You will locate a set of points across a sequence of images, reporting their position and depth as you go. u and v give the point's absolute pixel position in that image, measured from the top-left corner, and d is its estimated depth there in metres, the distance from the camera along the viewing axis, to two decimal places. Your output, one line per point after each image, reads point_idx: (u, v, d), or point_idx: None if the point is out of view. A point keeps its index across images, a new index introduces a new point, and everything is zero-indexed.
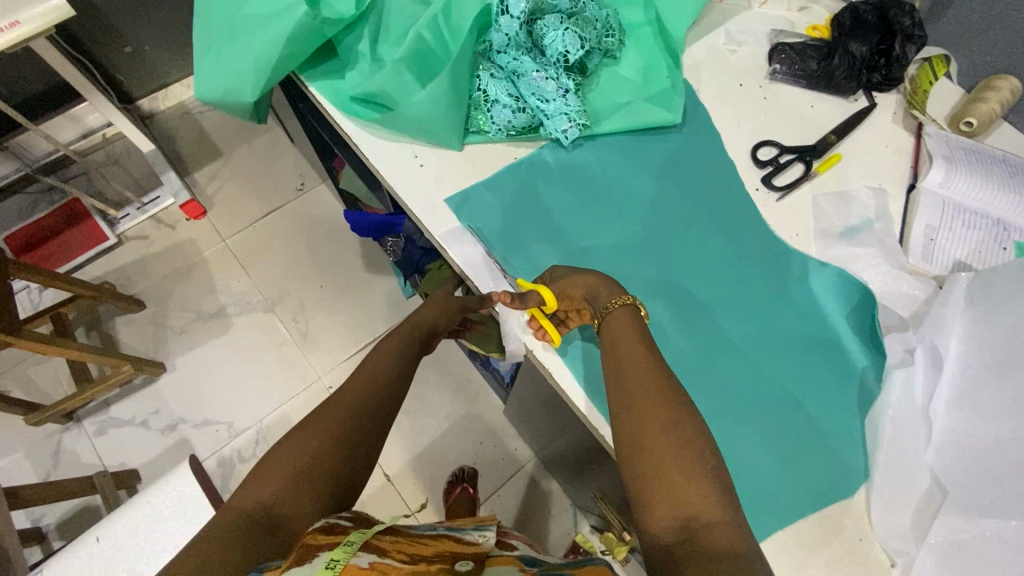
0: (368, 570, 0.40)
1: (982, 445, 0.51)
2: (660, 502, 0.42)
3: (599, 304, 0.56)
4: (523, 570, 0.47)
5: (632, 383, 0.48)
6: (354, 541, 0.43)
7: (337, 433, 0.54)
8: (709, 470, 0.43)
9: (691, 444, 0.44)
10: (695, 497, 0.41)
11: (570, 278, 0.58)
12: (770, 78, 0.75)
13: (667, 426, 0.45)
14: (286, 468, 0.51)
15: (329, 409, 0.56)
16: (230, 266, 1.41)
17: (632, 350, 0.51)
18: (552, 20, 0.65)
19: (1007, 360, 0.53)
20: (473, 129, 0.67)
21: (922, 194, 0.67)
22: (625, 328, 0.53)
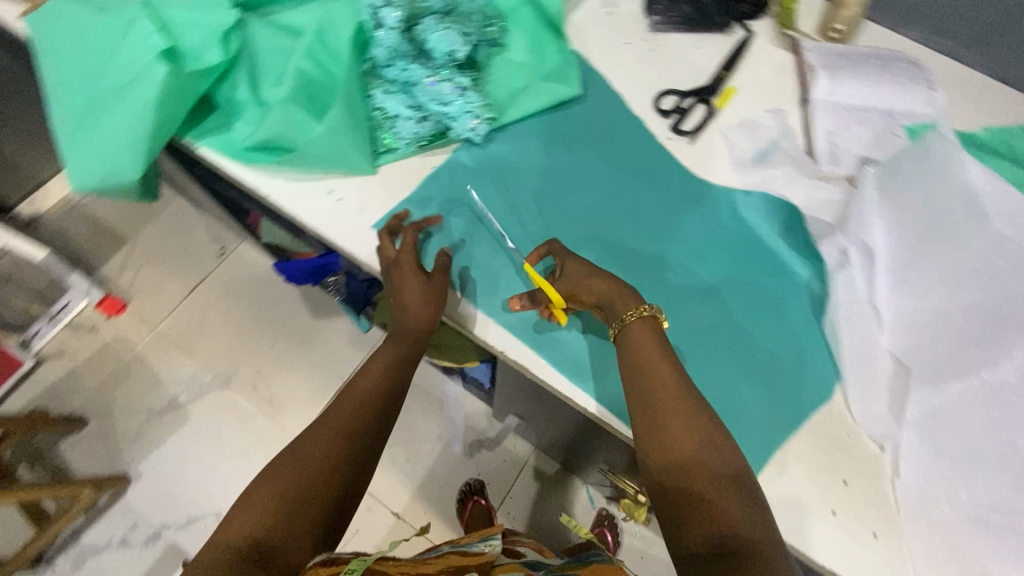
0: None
1: (928, 319, 0.55)
2: (697, 512, 0.45)
3: (616, 315, 0.55)
4: None
5: (660, 405, 0.50)
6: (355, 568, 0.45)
7: (329, 456, 0.52)
8: (739, 481, 0.46)
9: (723, 457, 0.47)
10: (730, 508, 0.45)
11: (582, 279, 0.57)
12: (653, 30, 0.78)
13: (698, 442, 0.48)
14: (277, 496, 0.48)
15: (318, 434, 0.53)
16: (170, 353, 1.33)
17: (657, 370, 0.51)
18: (430, 22, 0.64)
19: (928, 234, 0.57)
20: (382, 149, 0.65)
21: (817, 105, 0.71)
22: (646, 340, 0.53)
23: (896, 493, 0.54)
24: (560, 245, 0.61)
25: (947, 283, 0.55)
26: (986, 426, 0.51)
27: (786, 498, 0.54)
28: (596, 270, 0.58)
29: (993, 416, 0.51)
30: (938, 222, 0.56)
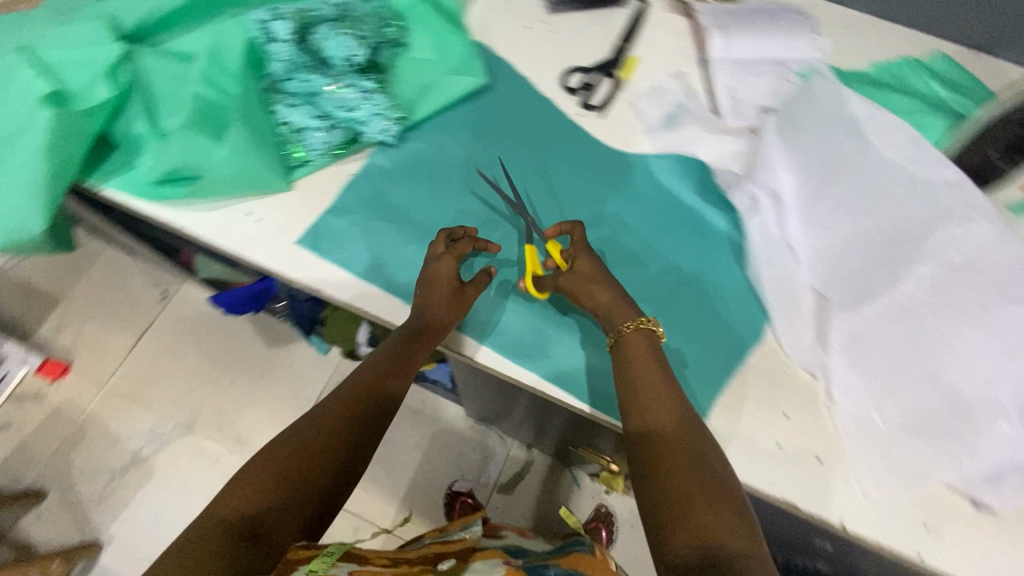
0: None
1: (840, 249, 0.58)
2: (682, 528, 0.42)
3: (613, 325, 0.54)
4: (506, 561, 0.55)
5: (649, 413, 0.49)
6: (332, 552, 0.49)
7: (327, 442, 0.51)
8: (733, 502, 0.44)
9: (715, 474, 0.46)
10: (719, 525, 0.42)
11: (589, 281, 0.56)
12: (553, 12, 0.79)
13: (690, 458, 0.46)
14: (272, 477, 0.48)
15: (320, 419, 0.52)
16: (127, 406, 1.31)
17: (652, 380, 0.51)
18: (325, 31, 0.64)
19: (831, 168, 0.59)
20: (296, 163, 0.65)
21: (716, 63, 0.74)
22: (640, 349, 0.53)
23: (833, 416, 0.57)
24: (583, 233, 0.60)
25: (852, 212, 0.57)
26: (905, 340, 0.54)
27: (733, 439, 0.56)
28: (605, 277, 0.57)
29: (905, 329, 0.54)
30: (836, 157, 0.59)
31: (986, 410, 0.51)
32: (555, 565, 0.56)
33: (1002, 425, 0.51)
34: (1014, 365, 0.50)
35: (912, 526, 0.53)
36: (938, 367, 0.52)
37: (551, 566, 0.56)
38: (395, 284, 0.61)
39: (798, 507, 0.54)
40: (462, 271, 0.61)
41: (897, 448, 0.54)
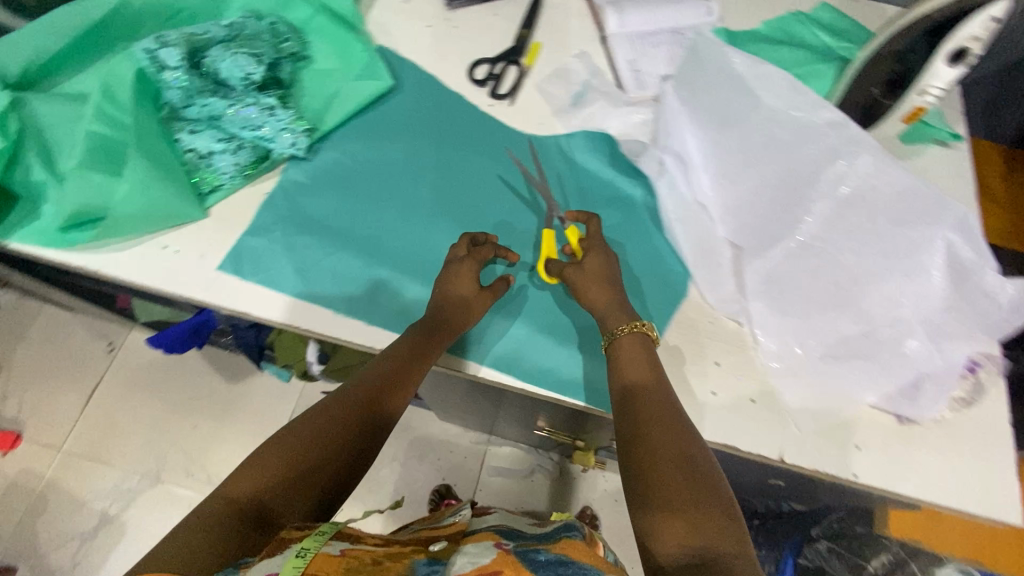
0: (340, 557, 0.41)
1: (744, 199, 0.61)
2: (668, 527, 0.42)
3: (608, 327, 0.56)
4: (499, 543, 0.50)
5: (638, 412, 0.50)
6: (324, 531, 0.45)
7: (337, 433, 0.50)
8: (720, 499, 0.43)
9: (703, 473, 0.45)
10: (706, 524, 0.41)
11: (592, 279, 0.58)
12: (452, 8, 0.80)
13: (679, 456, 0.46)
14: (285, 465, 0.47)
15: (333, 409, 0.51)
16: (86, 468, 1.27)
17: (643, 381, 0.52)
18: (217, 53, 0.63)
19: (728, 122, 0.61)
20: (207, 190, 0.64)
21: (614, 39, 0.76)
22: (630, 354, 0.54)
23: (760, 356, 0.60)
24: (599, 226, 0.62)
25: (751, 163, 0.60)
26: (808, 274, 0.58)
27: None
28: (609, 278, 0.58)
29: (811, 266, 0.58)
30: (728, 113, 0.61)
31: (893, 328, 0.56)
32: (550, 547, 0.50)
33: (909, 339, 0.55)
34: (910, 284, 0.55)
35: (844, 449, 0.56)
36: (849, 295, 0.57)
37: (544, 547, 0.50)
38: (323, 296, 0.60)
39: (739, 449, 0.57)
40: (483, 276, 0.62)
41: (818, 377, 0.58)
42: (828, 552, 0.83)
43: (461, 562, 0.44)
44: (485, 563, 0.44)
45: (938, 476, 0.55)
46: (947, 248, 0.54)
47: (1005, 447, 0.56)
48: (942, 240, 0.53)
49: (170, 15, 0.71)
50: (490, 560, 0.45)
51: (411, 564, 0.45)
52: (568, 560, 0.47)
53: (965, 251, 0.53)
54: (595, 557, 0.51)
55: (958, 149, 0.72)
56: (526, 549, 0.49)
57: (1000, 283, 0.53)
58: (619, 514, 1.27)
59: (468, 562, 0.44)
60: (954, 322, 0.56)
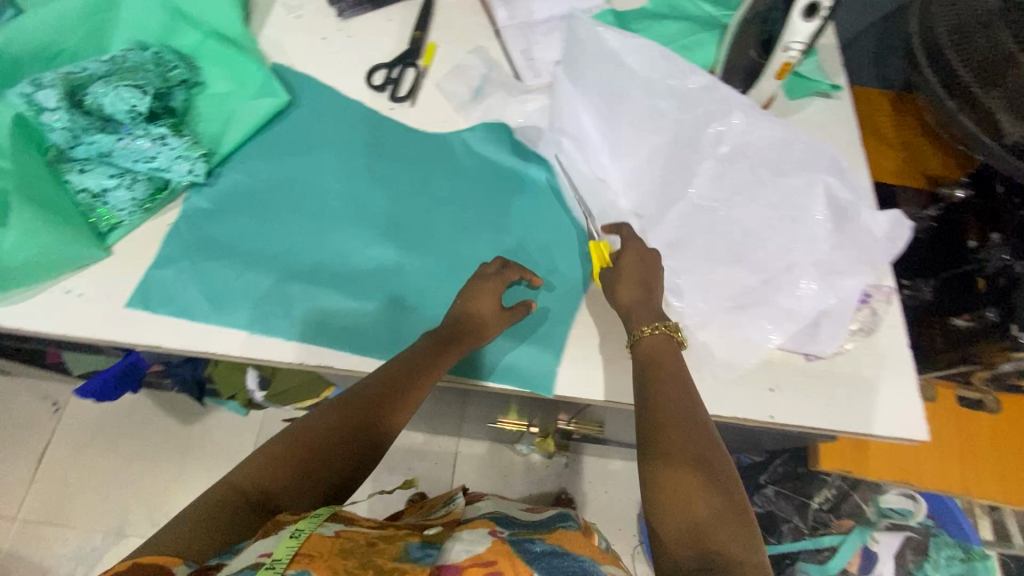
0: (334, 537, 0.41)
1: (638, 170, 0.65)
2: (680, 536, 0.42)
3: (632, 327, 0.56)
4: (494, 530, 0.51)
5: (660, 406, 0.50)
6: (320, 513, 0.44)
7: (349, 436, 0.50)
8: (736, 508, 0.44)
9: (721, 484, 0.45)
10: (720, 535, 0.42)
11: (625, 284, 0.57)
12: (344, 18, 0.80)
13: (698, 463, 0.46)
14: (292, 464, 0.48)
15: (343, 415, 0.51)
16: (45, 533, 1.22)
17: (666, 378, 0.52)
18: (98, 88, 0.62)
19: (616, 99, 0.64)
20: (107, 228, 0.63)
21: (506, 31, 0.78)
22: (657, 353, 0.53)
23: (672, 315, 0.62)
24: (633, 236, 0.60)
25: (641, 134, 0.63)
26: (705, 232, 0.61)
27: (594, 364, 0.61)
28: (643, 278, 0.57)
29: (706, 225, 0.60)
30: (616, 88, 0.63)
31: (789, 273, 0.59)
32: (545, 539, 0.52)
33: (804, 280, 0.59)
34: (798, 229, 0.58)
35: (759, 393, 0.59)
36: (746, 247, 0.60)
37: (540, 538, 0.52)
38: (239, 317, 0.60)
39: None
40: (504, 298, 0.62)
41: (728, 329, 0.60)
42: (775, 494, 0.88)
43: (456, 550, 0.45)
44: (479, 552, 0.45)
45: (847, 406, 0.58)
46: (827, 190, 0.57)
47: (905, 370, 0.59)
48: (822, 184, 0.57)
49: (50, 58, 0.69)
50: (485, 548, 0.46)
51: (405, 546, 0.44)
52: (563, 551, 0.48)
53: (842, 191, 0.57)
54: (591, 547, 0.53)
55: (840, 99, 0.77)
56: (522, 540, 0.50)
57: (873, 216, 0.59)
58: (594, 495, 1.29)
59: (463, 550, 0.45)
60: (842, 259, 0.59)
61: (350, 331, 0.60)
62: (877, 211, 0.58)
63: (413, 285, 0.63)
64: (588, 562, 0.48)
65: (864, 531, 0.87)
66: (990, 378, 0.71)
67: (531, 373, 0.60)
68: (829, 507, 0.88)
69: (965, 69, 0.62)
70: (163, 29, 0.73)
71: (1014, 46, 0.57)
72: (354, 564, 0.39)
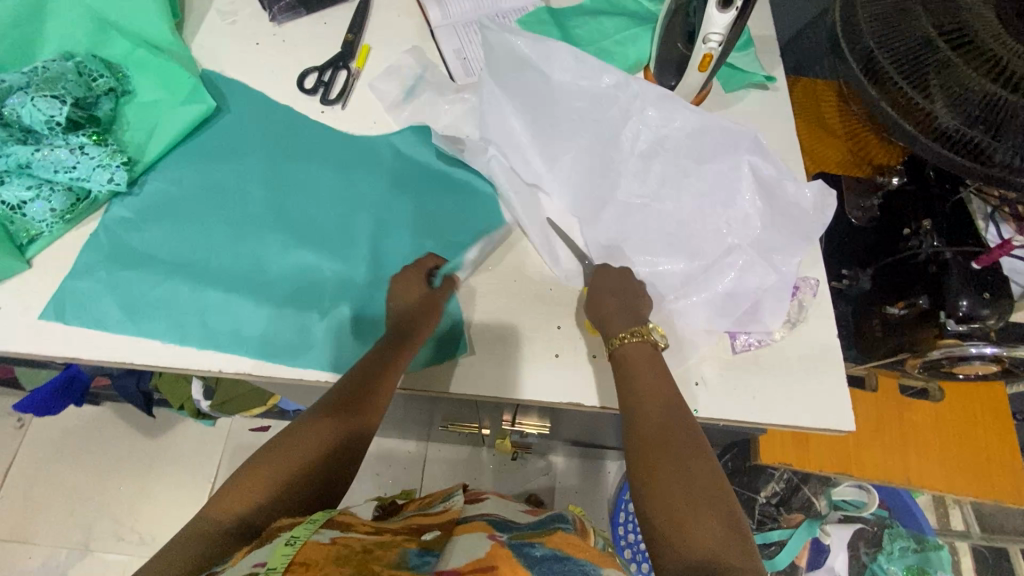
0: (330, 544, 0.39)
1: (568, 168, 0.64)
2: (675, 541, 0.40)
3: (610, 335, 0.55)
4: (492, 535, 0.49)
5: (643, 412, 0.50)
6: (318, 517, 0.43)
7: (323, 444, 0.49)
8: (730, 515, 0.42)
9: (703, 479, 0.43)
10: (706, 534, 0.40)
11: (604, 296, 0.58)
12: (277, 23, 0.80)
13: (683, 465, 0.45)
14: (275, 480, 0.46)
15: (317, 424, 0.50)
16: (11, 551, 1.21)
17: (646, 381, 0.51)
18: (16, 99, 0.62)
19: (537, 98, 0.63)
20: (27, 241, 0.62)
21: (439, 32, 0.77)
22: (637, 358, 0.53)
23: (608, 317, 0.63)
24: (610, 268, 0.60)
25: (565, 133, 0.63)
26: (640, 230, 0.61)
27: (520, 364, 0.61)
28: (629, 292, 0.58)
29: (638, 220, 0.61)
30: (534, 91, 0.63)
31: (727, 257, 0.59)
32: (545, 540, 0.49)
33: (742, 264, 0.59)
34: (730, 213, 0.58)
35: (682, 386, 0.58)
36: (685, 235, 0.60)
37: (539, 541, 0.49)
38: (156, 328, 0.60)
39: (585, 405, 0.60)
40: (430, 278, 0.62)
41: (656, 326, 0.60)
42: None
43: (456, 555, 0.44)
44: (481, 556, 0.43)
45: (771, 398, 0.58)
46: (751, 170, 0.57)
47: (830, 359, 0.59)
48: (746, 165, 0.57)
49: None
50: (485, 553, 0.44)
51: (403, 554, 0.42)
52: (564, 556, 0.46)
53: (766, 170, 0.56)
54: (591, 552, 0.49)
55: (776, 90, 0.76)
56: (520, 545, 0.48)
57: (798, 189, 0.56)
58: (564, 496, 1.28)
59: (463, 556, 0.44)
60: (777, 237, 0.59)
61: (270, 337, 0.60)
62: (803, 185, 0.56)
63: (341, 288, 0.63)
64: (590, 565, 0.45)
65: (813, 526, 0.84)
66: (923, 366, 0.70)
67: (457, 372, 0.60)
68: (777, 501, 0.88)
69: (885, 58, 0.62)
70: (91, 39, 0.73)
71: (933, 33, 0.60)
72: (351, 571, 0.37)
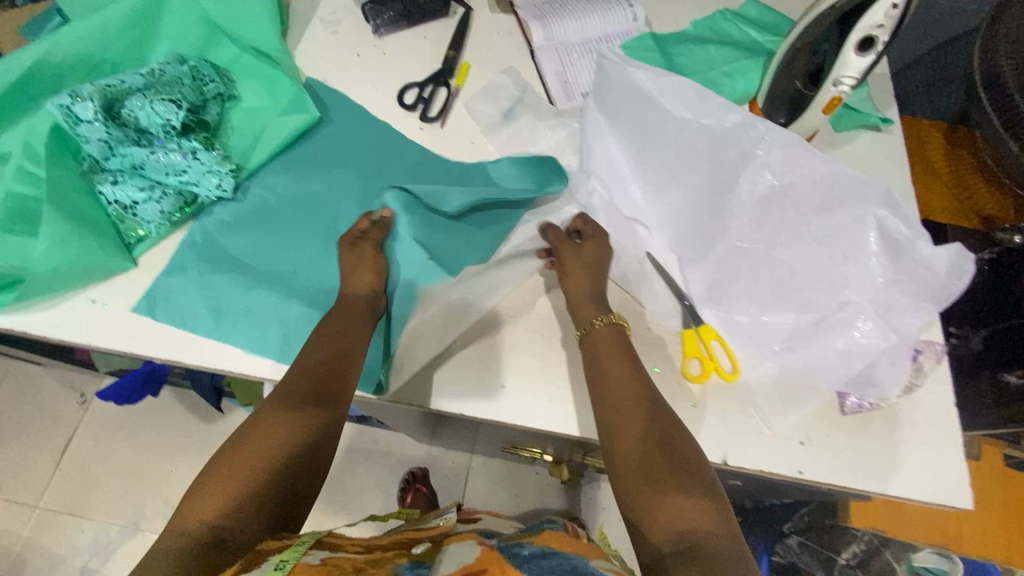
0: (321, 565, 0.43)
1: (675, 205, 0.62)
2: (658, 517, 0.45)
3: (585, 320, 0.58)
4: (481, 542, 0.53)
5: (613, 385, 0.53)
6: (306, 540, 0.47)
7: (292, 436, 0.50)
8: (705, 485, 0.46)
9: (684, 455, 0.48)
10: (690, 508, 0.44)
11: (571, 268, 0.60)
12: (379, 35, 0.80)
13: (661, 446, 0.48)
14: (259, 467, 0.48)
15: (280, 419, 0.50)
16: (64, 522, 1.26)
17: (612, 365, 0.54)
18: (135, 101, 0.63)
19: (648, 134, 0.62)
20: (135, 240, 0.63)
21: (541, 53, 0.77)
22: (609, 343, 0.55)
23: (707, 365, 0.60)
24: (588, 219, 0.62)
25: (675, 171, 0.61)
26: (753, 279, 0.58)
27: None
28: (594, 269, 0.60)
29: (751, 267, 0.58)
30: (645, 125, 0.61)
31: (842, 312, 0.56)
32: (534, 540, 0.53)
33: (863, 323, 0.55)
34: (850, 266, 0.55)
35: (787, 446, 0.55)
36: (797, 286, 0.57)
37: (529, 540, 0.52)
38: (239, 333, 0.61)
39: None
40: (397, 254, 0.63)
41: (763, 381, 0.57)
42: (800, 546, 0.85)
43: (447, 562, 0.48)
44: (470, 562, 0.46)
45: (885, 467, 0.54)
46: (878, 224, 0.54)
47: (948, 431, 0.55)
48: (872, 218, 0.54)
49: (91, 67, 0.71)
50: (474, 559, 0.48)
51: (393, 568, 0.47)
52: (551, 552, 0.48)
53: (897, 226, 0.53)
54: (580, 545, 0.53)
55: (890, 133, 0.72)
56: (507, 546, 0.51)
57: (933, 251, 0.53)
58: (609, 523, 1.25)
59: (453, 562, 0.47)
60: (902, 297, 0.55)
61: None
62: (936, 248, 0.53)
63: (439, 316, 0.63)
64: (578, 559, 0.47)
65: None
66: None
67: (549, 409, 0.59)
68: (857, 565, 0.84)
69: None
70: (203, 43, 0.75)
71: None
72: None
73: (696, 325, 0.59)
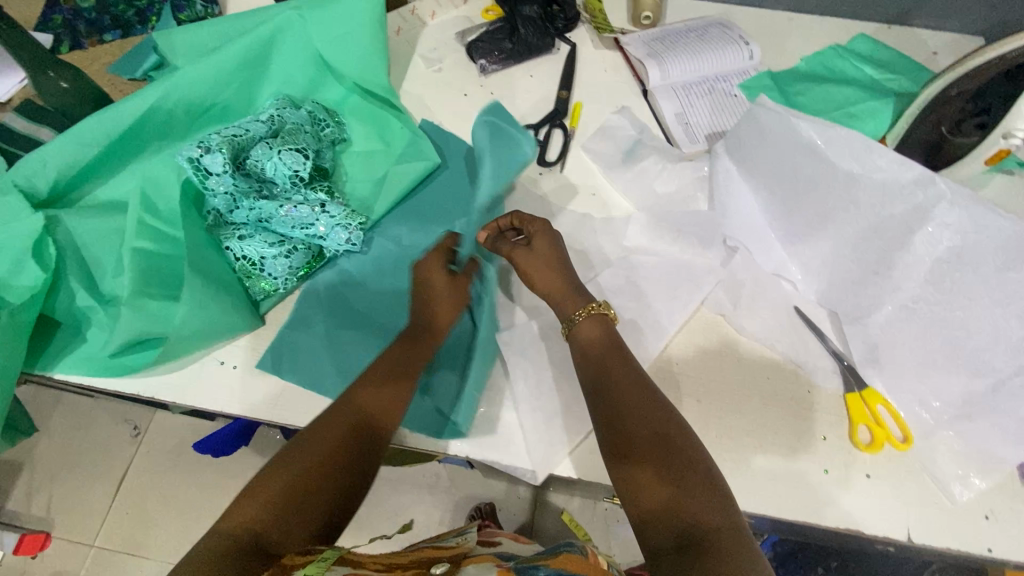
0: None
1: (829, 258, 0.60)
2: (662, 511, 0.42)
3: (566, 314, 0.55)
4: (499, 563, 0.46)
5: (597, 369, 0.51)
6: (327, 555, 0.41)
7: (344, 455, 0.47)
8: (704, 477, 0.43)
9: (676, 441, 0.45)
10: (692, 503, 0.42)
11: (534, 262, 0.57)
12: (485, 74, 0.77)
13: (657, 432, 0.46)
14: (312, 477, 0.45)
15: (334, 434, 0.48)
16: (122, 562, 1.22)
17: (600, 356, 0.52)
18: (261, 151, 0.61)
19: (798, 187, 0.60)
20: (261, 296, 0.61)
21: (657, 93, 0.75)
22: (597, 337, 0.53)
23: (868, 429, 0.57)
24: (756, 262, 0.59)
25: (826, 224, 0.59)
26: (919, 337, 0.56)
27: (780, 474, 0.54)
28: (558, 261, 0.57)
29: (921, 326, 0.56)
30: (797, 177, 0.59)
31: None
32: (549, 562, 0.44)
33: None
34: None
35: (972, 521, 0.52)
36: (972, 350, 0.54)
37: (543, 563, 0.44)
38: None
39: (863, 531, 0.52)
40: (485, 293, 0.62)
41: (938, 450, 0.54)
42: None
43: None
44: None
45: None
46: None
47: None
48: None
49: (203, 112, 0.68)
50: None
51: None
52: None
53: None
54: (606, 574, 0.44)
55: None
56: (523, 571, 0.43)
57: None
58: None
59: None
60: None
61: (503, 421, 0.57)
62: None
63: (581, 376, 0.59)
64: None
65: None
66: None
67: None
68: None
69: None
70: (311, 83, 0.72)
71: None
72: None
73: (859, 388, 0.56)
